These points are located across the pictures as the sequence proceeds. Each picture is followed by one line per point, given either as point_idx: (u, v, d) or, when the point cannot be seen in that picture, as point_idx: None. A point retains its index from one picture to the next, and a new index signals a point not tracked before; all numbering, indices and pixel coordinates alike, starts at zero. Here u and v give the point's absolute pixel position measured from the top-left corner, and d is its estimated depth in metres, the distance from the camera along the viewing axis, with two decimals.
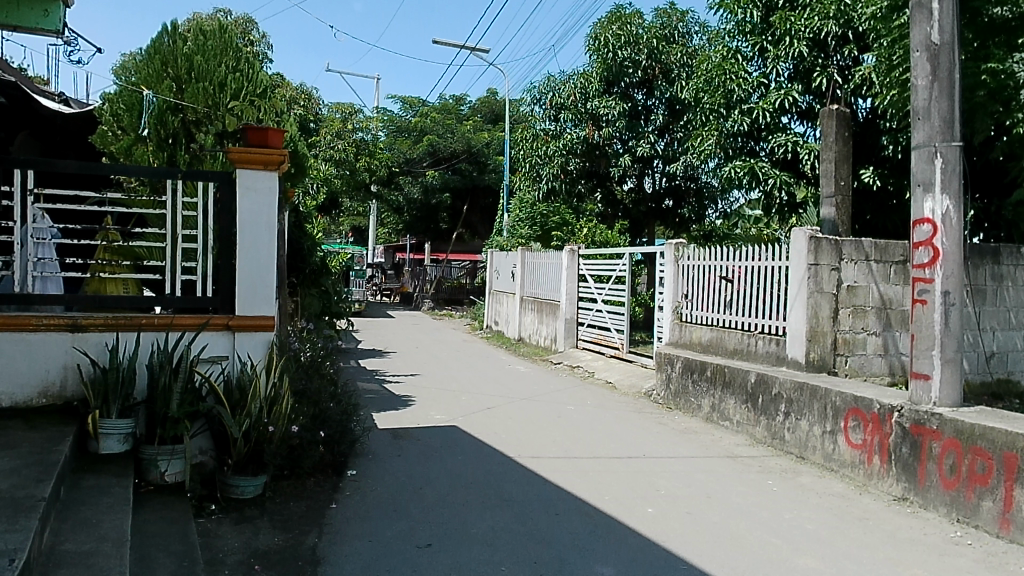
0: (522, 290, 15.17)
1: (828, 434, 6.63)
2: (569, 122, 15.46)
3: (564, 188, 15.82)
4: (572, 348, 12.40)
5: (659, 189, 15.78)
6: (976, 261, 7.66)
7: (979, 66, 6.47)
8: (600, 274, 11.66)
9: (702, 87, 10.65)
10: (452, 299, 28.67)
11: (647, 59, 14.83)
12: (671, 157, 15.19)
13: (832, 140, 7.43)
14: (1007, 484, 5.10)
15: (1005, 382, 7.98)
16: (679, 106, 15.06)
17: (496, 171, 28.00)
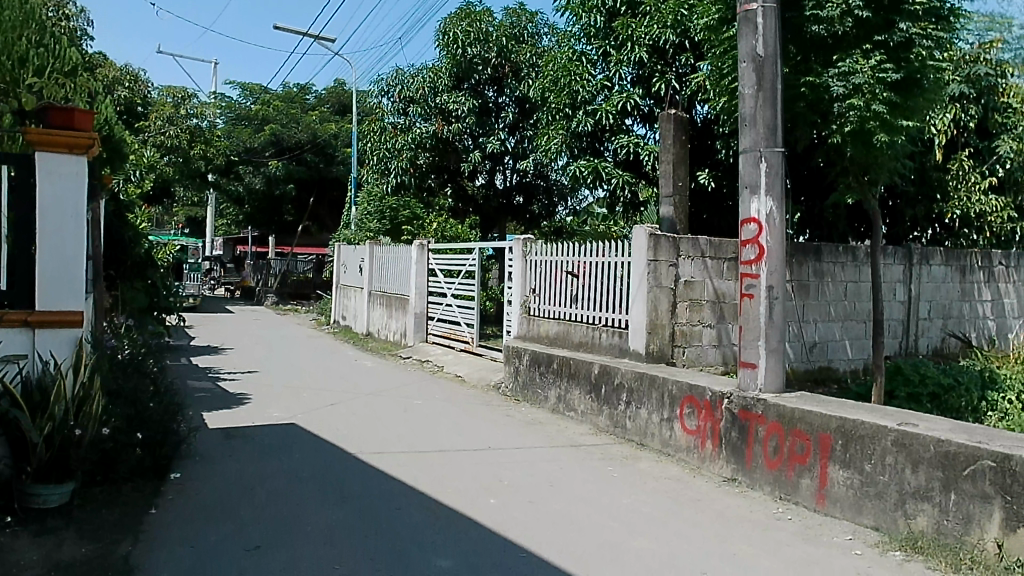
0: (370, 285, 14.94)
1: (665, 421, 6.99)
2: (416, 117, 15.36)
3: (413, 182, 15.75)
4: (421, 342, 12.37)
5: (509, 184, 16.15)
6: (800, 258, 8.33)
7: (798, 79, 7.02)
8: (450, 269, 11.68)
9: (547, 88, 10.91)
10: (298, 294, 28.45)
11: (496, 57, 15.02)
12: (521, 153, 15.54)
13: (671, 141, 7.78)
14: (823, 463, 5.68)
15: (825, 369, 8.68)
16: (528, 105, 15.34)
17: (342, 163, 27.54)
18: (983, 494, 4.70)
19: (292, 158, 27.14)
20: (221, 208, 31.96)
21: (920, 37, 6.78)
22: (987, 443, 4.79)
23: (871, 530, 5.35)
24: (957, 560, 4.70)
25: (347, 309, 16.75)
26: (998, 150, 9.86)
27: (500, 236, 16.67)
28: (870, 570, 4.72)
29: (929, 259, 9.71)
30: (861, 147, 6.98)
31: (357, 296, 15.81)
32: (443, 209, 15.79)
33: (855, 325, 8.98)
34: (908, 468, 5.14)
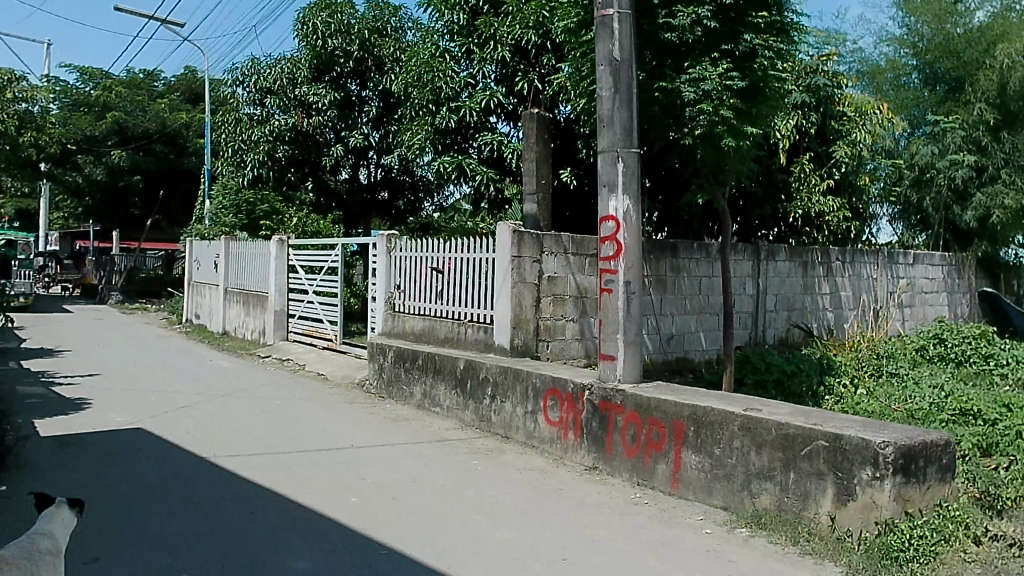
0: (226, 281, 14.36)
1: (529, 413, 7.14)
2: (274, 108, 14.84)
3: (271, 176, 15.21)
4: (281, 340, 12.03)
5: (374, 180, 15.98)
6: (657, 254, 8.73)
7: (652, 84, 7.33)
8: (311, 265, 11.43)
9: (411, 84, 10.75)
10: (146, 292, 26.99)
11: (358, 50, 14.80)
12: (386, 148, 15.43)
13: (534, 140, 7.95)
14: (677, 449, 5.98)
15: (682, 359, 9.10)
16: (392, 99, 15.18)
17: (195, 154, 26.38)
18: (818, 471, 5.14)
19: (137, 148, 25.64)
20: (58, 200, 29.77)
21: (762, 48, 7.21)
22: (821, 425, 5.23)
23: (720, 510, 5.69)
24: (796, 533, 5.10)
25: (202, 307, 16.00)
26: (835, 154, 10.67)
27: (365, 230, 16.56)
28: (719, 547, 5.05)
29: (775, 255, 10.39)
30: (710, 150, 7.41)
31: (212, 293, 15.15)
32: (304, 205, 15.42)
33: (709, 318, 9.45)
34: (752, 450, 5.51)
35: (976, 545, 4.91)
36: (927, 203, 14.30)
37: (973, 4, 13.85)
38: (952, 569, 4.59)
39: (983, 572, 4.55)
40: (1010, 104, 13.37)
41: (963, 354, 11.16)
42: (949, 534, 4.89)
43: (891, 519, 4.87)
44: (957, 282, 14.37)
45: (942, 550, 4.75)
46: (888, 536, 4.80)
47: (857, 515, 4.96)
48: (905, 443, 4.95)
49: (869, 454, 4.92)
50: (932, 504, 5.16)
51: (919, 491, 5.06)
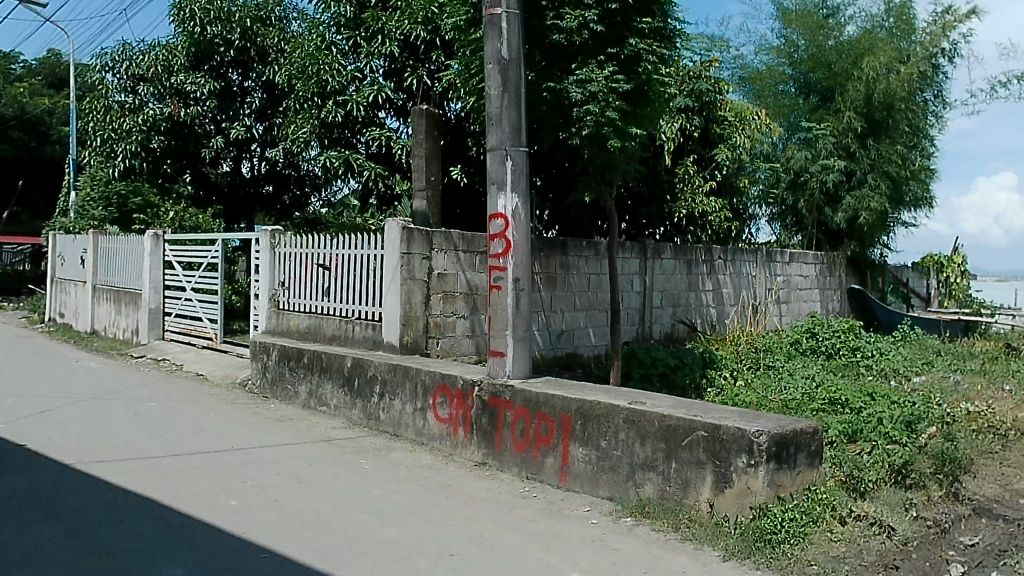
0: (95, 278, 13.59)
1: (418, 411, 7.11)
2: (148, 96, 14.26)
3: (145, 167, 14.61)
4: (156, 340, 11.51)
5: (258, 174, 15.58)
6: (547, 251, 8.87)
7: (540, 84, 7.43)
8: (189, 261, 10.99)
9: (296, 75, 10.48)
10: (6, 290, 25.22)
11: (240, 39, 14.34)
12: (270, 141, 14.96)
13: (423, 137, 7.92)
14: (565, 442, 6.11)
15: (572, 355, 9.26)
16: (276, 90, 14.76)
17: (59, 143, 24.92)
18: (698, 460, 5.36)
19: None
20: None
21: (646, 52, 7.43)
22: (700, 417, 5.45)
23: (606, 500, 5.85)
24: (677, 520, 5.31)
25: (68, 306, 15.08)
26: (717, 157, 11.18)
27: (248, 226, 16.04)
28: (605, 537, 5.19)
29: (661, 253, 10.75)
30: (597, 150, 7.59)
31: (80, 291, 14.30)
32: (182, 197, 14.97)
33: (599, 314, 9.66)
34: (636, 442, 5.69)
35: (841, 525, 5.27)
36: (802, 205, 15.12)
37: (843, 19, 14.73)
38: (821, 549, 4.92)
39: (848, 550, 4.95)
40: (874, 114, 14.32)
41: (833, 347, 11.88)
42: (817, 516, 5.22)
43: (765, 503, 5.14)
44: (828, 279, 15.27)
45: (811, 531, 5.07)
46: (761, 519, 5.07)
47: (734, 500, 5.20)
48: (777, 431, 5.24)
49: (744, 443, 5.17)
50: (802, 488, 5.47)
51: (789, 476, 5.36)
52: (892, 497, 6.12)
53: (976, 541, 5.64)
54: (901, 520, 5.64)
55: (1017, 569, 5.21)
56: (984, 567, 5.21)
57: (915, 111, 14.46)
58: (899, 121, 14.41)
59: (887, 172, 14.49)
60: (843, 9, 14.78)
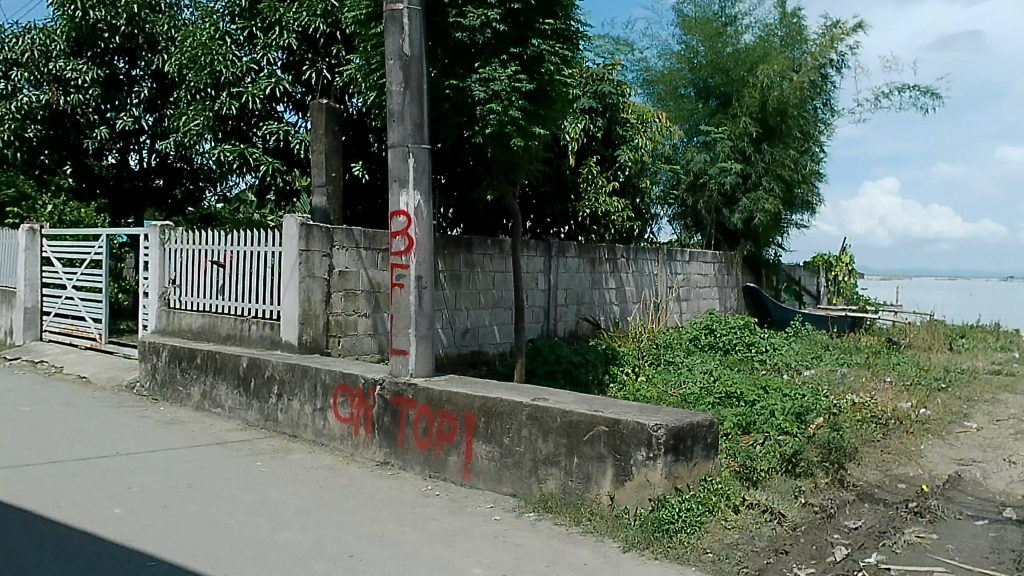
0: None
1: (318, 411, 6.98)
2: (23, 83, 13.65)
3: (20, 157, 13.97)
4: (34, 341, 10.88)
5: (147, 166, 14.89)
6: (451, 249, 8.87)
7: (443, 81, 7.42)
8: (71, 258, 10.45)
9: (187, 65, 10.12)
10: None
11: (126, 25, 13.67)
12: (160, 133, 14.26)
13: (323, 132, 7.77)
14: (468, 440, 6.12)
15: (477, 353, 9.27)
16: (167, 80, 14.18)
17: None
18: (599, 455, 5.46)
19: None
20: None
21: (549, 53, 7.50)
22: (601, 412, 5.56)
23: (510, 496, 5.90)
24: (578, 514, 5.41)
25: None
26: (620, 158, 11.42)
27: (137, 222, 15.35)
28: (507, 532, 5.23)
29: (565, 252, 10.91)
30: (500, 149, 7.64)
31: None
32: (63, 189, 14.18)
33: (503, 312, 9.70)
34: (539, 438, 5.75)
35: (735, 513, 5.55)
36: (701, 206, 15.66)
37: (740, 28, 15.31)
38: (716, 537, 5.15)
39: (740, 537, 5.23)
40: (769, 120, 14.95)
41: (729, 342, 12.33)
42: (712, 505, 5.46)
43: (663, 495, 5.29)
44: (726, 277, 15.86)
45: (706, 519, 5.26)
46: (659, 511, 5.22)
47: (633, 493, 5.33)
48: (674, 425, 5.39)
49: (643, 436, 5.31)
50: (698, 479, 5.66)
51: (687, 468, 5.54)
52: (783, 486, 6.46)
53: (859, 524, 5.92)
54: (791, 507, 5.96)
55: (893, 550, 5.45)
56: (866, 547, 5.46)
57: (806, 117, 15.17)
58: (791, 127, 15.10)
59: (780, 175, 15.18)
60: (740, 18, 15.36)
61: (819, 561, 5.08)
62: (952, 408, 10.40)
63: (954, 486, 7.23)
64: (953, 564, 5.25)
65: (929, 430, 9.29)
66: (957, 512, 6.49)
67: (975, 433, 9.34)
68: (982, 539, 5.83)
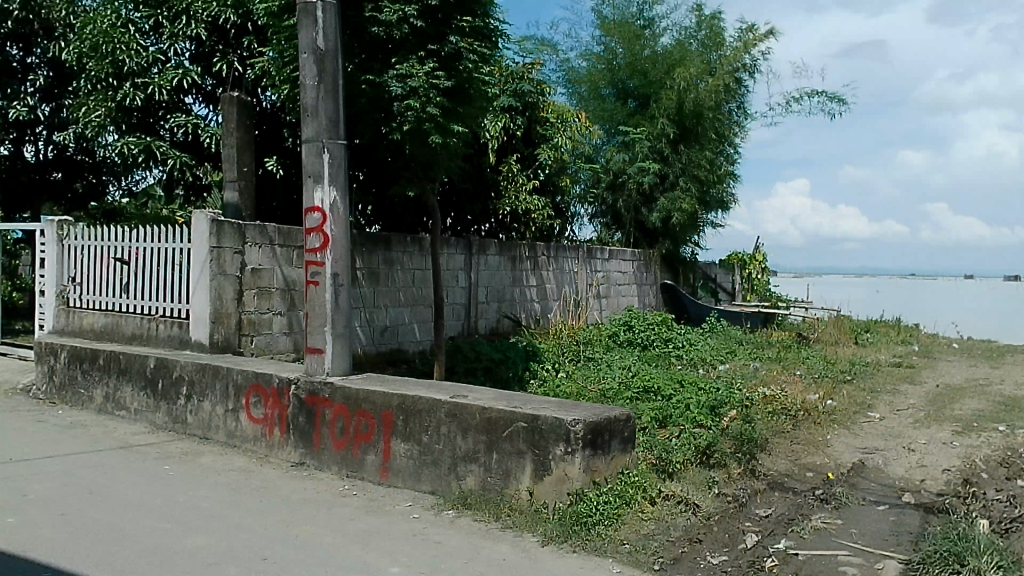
0: None
1: (230, 412, 6.81)
2: None
3: None
4: None
5: (44, 159, 14.29)
6: (369, 246, 8.78)
7: (359, 76, 7.33)
8: None
9: (86, 53, 9.65)
10: None
11: (20, 10, 13.01)
12: (58, 124, 13.71)
13: (234, 126, 7.58)
14: (386, 438, 6.07)
15: (396, 351, 9.19)
16: (65, 69, 13.61)
17: None
18: (518, 450, 5.51)
19: None
20: None
21: (467, 51, 7.51)
22: (520, 408, 5.60)
23: (429, 494, 5.89)
24: (498, 510, 5.43)
25: None
26: (540, 157, 11.53)
27: (31, 216, 14.64)
28: (426, 530, 5.22)
29: (486, 250, 10.95)
30: (418, 145, 7.57)
31: None
32: None
33: (423, 309, 9.66)
34: (458, 435, 5.75)
35: (652, 505, 5.68)
36: (620, 205, 15.91)
37: (658, 31, 15.65)
38: (633, 529, 5.26)
39: (656, 528, 5.37)
40: (685, 121, 15.34)
41: (647, 339, 12.59)
42: (630, 498, 5.59)
43: (581, 488, 5.37)
44: (644, 275, 16.19)
45: (623, 511, 5.36)
46: (578, 504, 5.30)
47: (552, 487, 5.39)
48: (592, 419, 5.48)
49: (561, 432, 5.37)
50: (615, 472, 5.77)
51: (604, 461, 5.63)
52: (697, 477, 6.67)
53: (769, 512, 6.14)
54: (704, 498, 6.17)
55: (801, 535, 5.69)
56: (775, 534, 5.67)
57: (721, 119, 15.64)
58: (707, 129, 15.54)
59: (696, 176, 15.63)
60: (657, 21, 15.71)
61: (731, 549, 5.25)
62: (856, 399, 10.91)
63: (858, 473, 7.58)
64: (857, 547, 5.49)
65: (835, 420, 9.72)
66: (861, 498, 6.80)
67: (877, 422, 9.82)
68: (883, 523, 6.13)
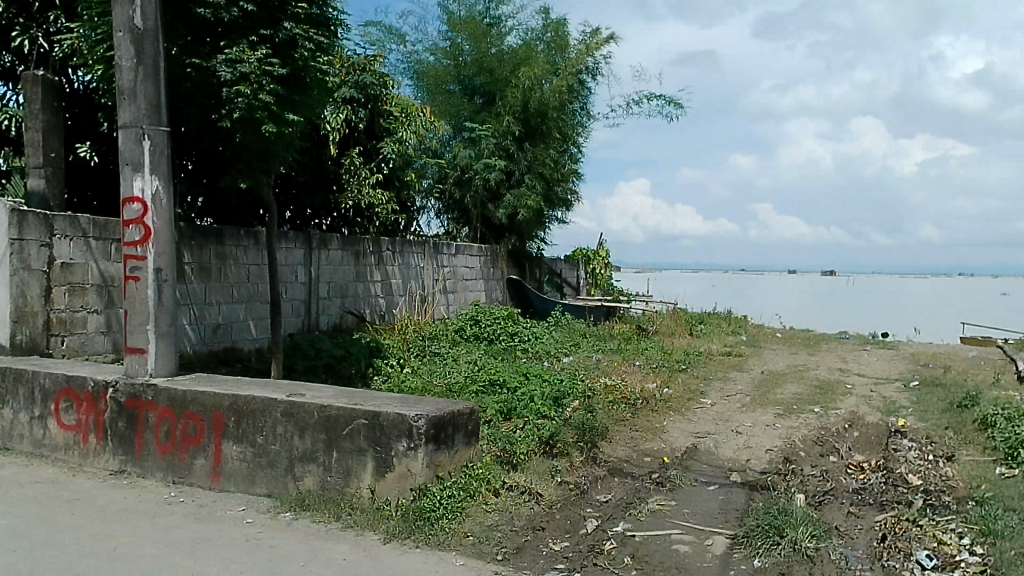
0: None
1: (36, 419, 6.31)
2: None
3: None
4: None
5: None
6: (199, 240, 8.34)
7: (184, 59, 6.94)
8: None
9: None
10: None
11: None
12: None
13: (38, 108, 6.96)
14: (216, 441, 5.78)
15: (230, 349, 8.79)
16: None
17: None
18: (358, 448, 5.40)
19: None
20: None
21: (302, 38, 7.20)
22: (360, 405, 5.48)
23: (264, 497, 5.67)
24: (337, 510, 5.31)
25: None
26: (383, 150, 11.37)
27: None
28: (260, 535, 5.01)
29: (327, 244, 10.69)
30: (250, 135, 7.20)
31: None
32: None
33: (259, 306, 9.29)
34: (295, 435, 5.57)
35: (495, 497, 5.77)
36: (468, 200, 15.97)
37: (504, 30, 15.86)
38: (475, 522, 5.31)
39: (499, 519, 5.45)
40: (530, 121, 15.68)
41: (493, 333, 12.75)
42: (473, 491, 5.63)
43: (424, 484, 5.34)
44: (491, 270, 16.41)
45: (466, 505, 5.41)
46: (421, 500, 5.27)
47: (394, 485, 5.33)
48: (435, 414, 5.46)
49: (404, 427, 5.30)
50: (459, 466, 5.80)
51: (448, 456, 5.63)
52: (541, 466, 6.82)
53: (608, 497, 6.39)
54: (547, 486, 6.32)
55: (637, 518, 5.95)
56: (614, 518, 5.90)
57: (565, 119, 16.10)
58: (551, 128, 15.95)
59: (541, 174, 16.01)
60: (503, 20, 15.93)
61: (572, 535, 5.42)
62: (690, 387, 11.59)
63: (691, 456, 8.05)
64: (688, 526, 5.82)
65: (671, 407, 10.26)
66: (693, 479, 7.22)
67: (708, 408, 10.46)
68: (712, 501, 6.52)
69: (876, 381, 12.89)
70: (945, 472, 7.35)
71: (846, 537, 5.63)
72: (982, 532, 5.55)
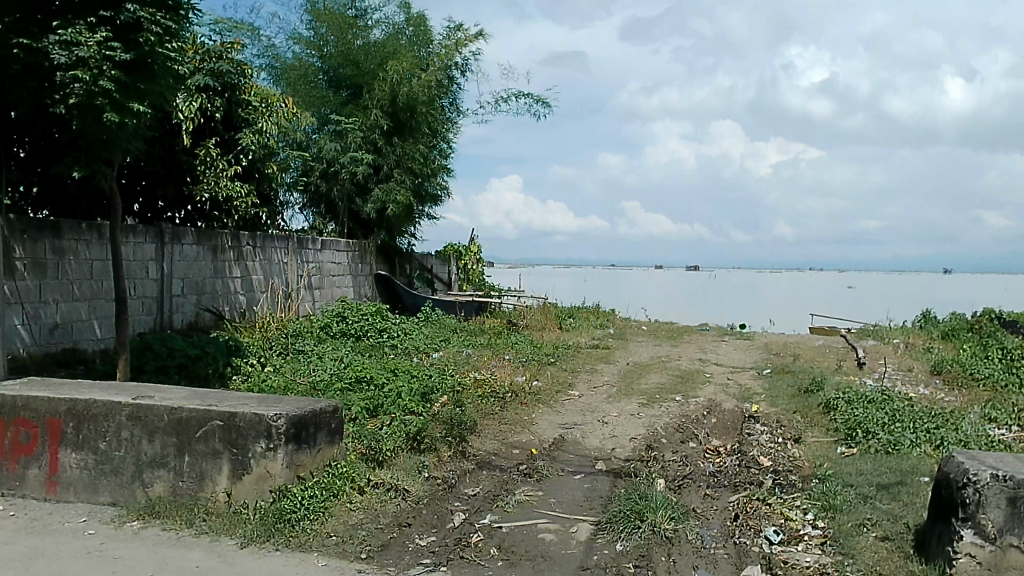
0: None
1: None
2: None
3: None
4: None
5: None
6: (33, 234, 7.75)
7: (10, 39, 6.43)
8: None
9: None
10: None
11: None
12: None
13: None
14: (52, 450, 5.42)
15: (71, 350, 8.23)
16: None
17: None
18: (213, 451, 5.20)
19: None
20: None
21: (148, 22, 6.74)
22: (215, 406, 5.28)
23: (108, 506, 5.36)
24: (190, 515, 5.10)
25: None
26: (241, 141, 10.94)
27: None
28: (103, 546, 4.74)
29: (180, 238, 10.21)
30: (90, 123, 6.68)
31: None
32: None
33: (103, 305, 8.77)
34: (143, 440, 5.30)
35: (359, 495, 5.73)
36: (335, 194, 15.64)
37: (370, 23, 15.65)
38: (339, 521, 5.25)
39: (364, 518, 5.41)
40: (399, 115, 15.55)
41: (361, 329, 12.57)
42: (337, 490, 5.57)
43: (284, 485, 5.22)
44: (360, 266, 16.20)
45: (329, 505, 5.35)
46: (281, 501, 5.15)
47: (252, 487, 5.19)
48: (295, 413, 5.34)
49: (262, 428, 5.16)
50: (322, 466, 5.70)
51: (309, 455, 5.52)
52: (407, 463, 6.80)
53: (476, 491, 6.46)
54: (415, 483, 6.32)
55: (505, 509, 6.06)
56: (481, 511, 5.98)
57: (434, 114, 16.07)
58: (420, 123, 15.87)
59: (410, 168, 15.90)
60: (369, 13, 15.72)
61: (439, 529, 5.46)
62: (557, 379, 11.88)
63: (557, 447, 8.27)
64: (554, 514, 5.98)
65: (539, 399, 10.49)
66: (559, 469, 7.42)
67: (575, 399, 10.78)
68: (577, 490, 6.73)
69: (732, 370, 13.67)
70: (791, 452, 7.90)
71: (702, 517, 5.95)
72: (823, 507, 6.00)
